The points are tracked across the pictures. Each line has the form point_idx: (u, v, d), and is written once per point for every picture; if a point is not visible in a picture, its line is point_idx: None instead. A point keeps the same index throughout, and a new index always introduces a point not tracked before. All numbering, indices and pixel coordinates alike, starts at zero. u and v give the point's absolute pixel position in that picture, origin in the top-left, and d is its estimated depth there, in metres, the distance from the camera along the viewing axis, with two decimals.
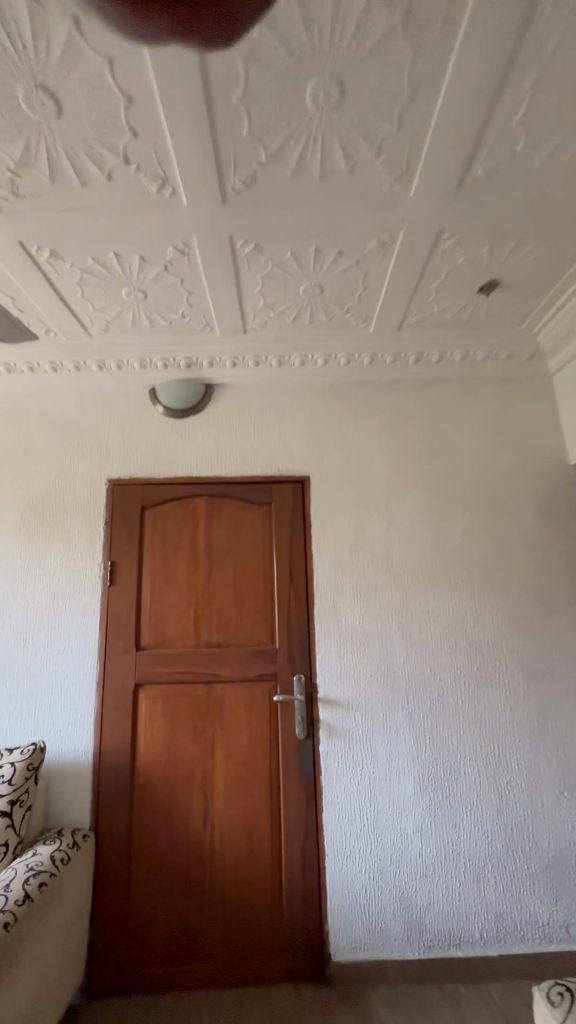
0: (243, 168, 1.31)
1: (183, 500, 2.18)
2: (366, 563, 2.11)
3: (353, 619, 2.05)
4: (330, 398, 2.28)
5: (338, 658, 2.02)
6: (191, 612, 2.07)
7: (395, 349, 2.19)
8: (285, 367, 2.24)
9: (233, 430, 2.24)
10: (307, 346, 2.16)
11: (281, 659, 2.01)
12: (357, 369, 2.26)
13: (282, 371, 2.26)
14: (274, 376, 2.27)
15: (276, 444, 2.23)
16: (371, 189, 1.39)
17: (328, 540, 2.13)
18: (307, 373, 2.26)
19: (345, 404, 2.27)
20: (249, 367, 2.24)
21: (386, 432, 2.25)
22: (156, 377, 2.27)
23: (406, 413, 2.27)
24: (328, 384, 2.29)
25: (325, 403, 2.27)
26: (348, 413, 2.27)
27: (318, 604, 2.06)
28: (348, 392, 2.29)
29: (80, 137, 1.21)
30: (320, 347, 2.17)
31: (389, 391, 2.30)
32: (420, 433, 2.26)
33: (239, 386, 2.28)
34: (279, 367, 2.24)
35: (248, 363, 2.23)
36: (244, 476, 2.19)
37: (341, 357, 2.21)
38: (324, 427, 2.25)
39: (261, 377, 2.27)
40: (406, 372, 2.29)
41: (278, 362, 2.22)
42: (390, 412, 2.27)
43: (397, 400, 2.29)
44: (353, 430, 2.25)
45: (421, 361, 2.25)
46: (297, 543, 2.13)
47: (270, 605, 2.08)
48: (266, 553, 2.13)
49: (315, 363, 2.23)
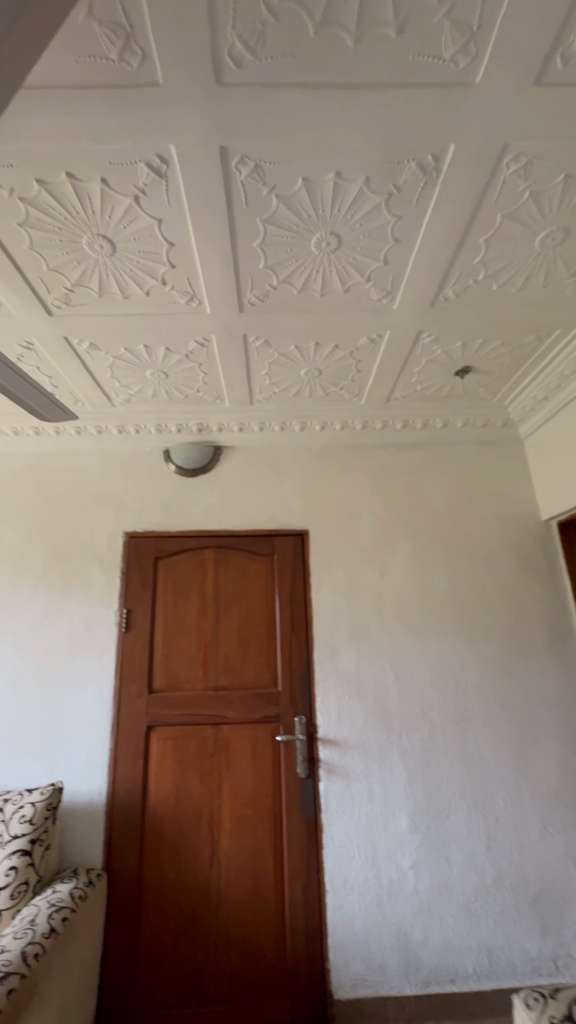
0: (258, 288, 1.60)
1: (193, 552, 2.39)
2: (361, 610, 2.31)
3: (350, 663, 2.23)
4: (327, 459, 2.54)
5: (336, 700, 2.18)
6: (200, 656, 2.23)
7: (383, 418, 2.48)
8: (286, 432, 2.51)
9: (240, 488, 2.48)
10: (306, 415, 2.44)
11: (284, 701, 2.17)
12: (350, 434, 2.54)
13: (284, 436, 2.53)
14: (276, 440, 2.53)
15: (278, 501, 2.47)
16: (363, 302, 1.69)
17: (326, 588, 2.34)
18: (306, 437, 2.53)
19: (340, 465, 2.54)
20: (254, 431, 2.51)
21: (377, 490, 2.51)
22: (170, 440, 2.52)
23: (394, 473, 2.54)
24: (325, 447, 2.56)
25: (322, 464, 2.53)
26: (343, 473, 2.52)
27: (318, 649, 2.25)
28: (342, 454, 2.55)
29: (127, 268, 1.49)
30: (317, 416, 2.45)
31: (379, 453, 2.57)
32: (407, 491, 2.52)
33: (245, 448, 2.54)
34: (281, 432, 2.51)
35: (253, 429, 2.50)
36: (249, 530, 2.41)
37: (336, 424, 2.49)
38: (321, 485, 2.50)
39: (265, 440, 2.54)
40: (394, 436, 2.56)
41: (280, 428, 2.49)
42: (380, 472, 2.54)
43: (386, 461, 2.55)
44: (348, 488, 2.50)
45: (407, 428, 2.53)
46: (297, 592, 2.33)
47: (273, 650, 2.26)
48: (269, 600, 2.33)
49: (312, 429, 2.51)
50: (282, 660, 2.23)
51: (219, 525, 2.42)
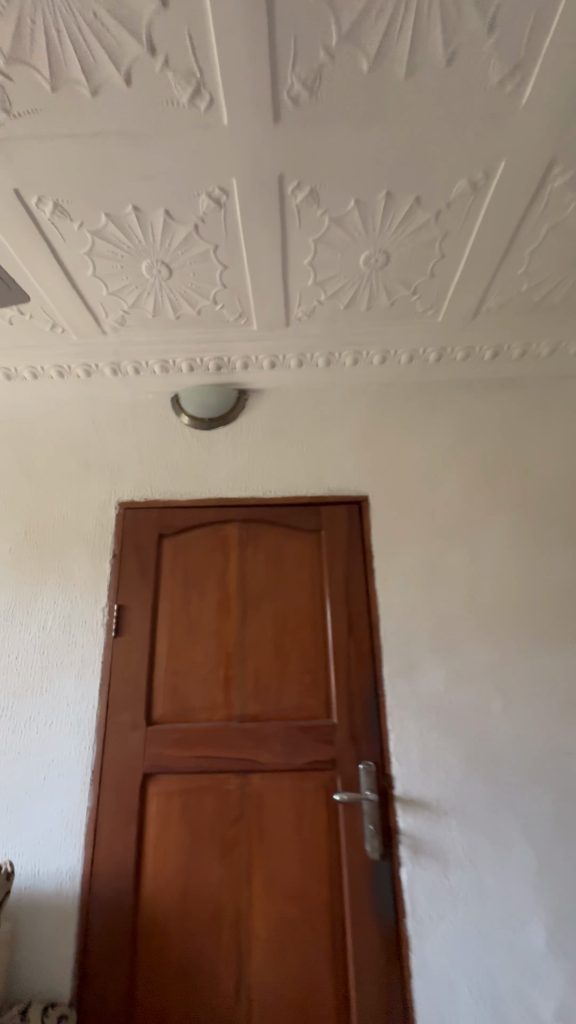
0: (305, 62, 0.99)
1: (209, 529, 1.74)
2: (449, 608, 1.60)
3: (438, 686, 1.51)
4: (390, 404, 1.87)
5: (420, 742, 1.46)
6: (219, 674, 1.56)
7: (467, 344, 1.80)
8: (333, 370, 1.87)
9: (273, 444, 1.84)
10: (360, 341, 1.80)
11: (342, 741, 1.47)
12: (420, 369, 1.86)
13: (331, 374, 1.88)
14: (320, 380, 1.89)
15: (324, 459, 1.81)
16: (471, 95, 1.05)
17: (396, 576, 1.64)
18: (359, 375, 1.88)
19: (408, 411, 1.86)
20: (290, 369, 1.87)
21: (460, 443, 1.81)
22: (180, 383, 1.91)
23: (484, 419, 1.84)
24: (386, 388, 1.89)
25: (383, 411, 1.87)
26: (412, 421, 1.85)
27: (389, 664, 1.54)
28: (410, 397, 1.88)
29: (90, 11, 0.91)
30: (375, 344, 1.80)
31: (462, 393, 1.87)
32: (504, 443, 1.80)
33: (278, 394, 1.91)
34: (327, 368, 1.87)
35: (289, 366, 1.87)
36: (286, 498, 1.76)
37: (402, 355, 1.83)
38: (383, 438, 1.83)
39: (304, 380, 1.90)
40: (481, 370, 1.87)
41: (325, 363, 1.85)
42: (463, 419, 1.84)
43: (473, 404, 1.85)
44: (419, 442, 1.82)
45: (500, 359, 1.84)
46: (355, 581, 1.65)
47: (324, 664, 1.57)
48: (315, 593, 1.65)
49: (369, 363, 1.85)
50: (336, 679, 1.54)
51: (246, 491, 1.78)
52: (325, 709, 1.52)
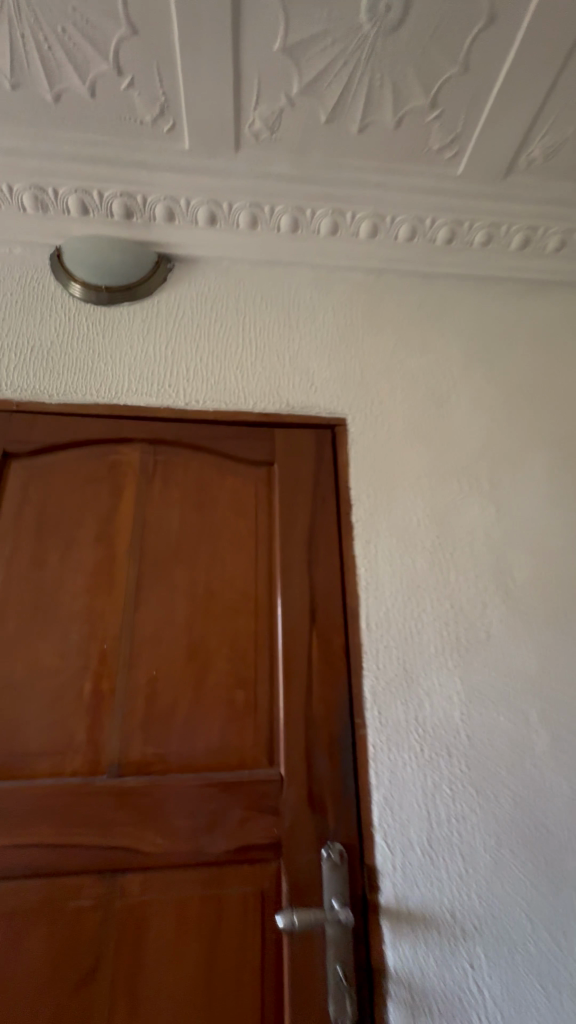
0: None
1: (92, 451, 1.07)
2: (466, 588, 1.03)
3: (451, 713, 0.93)
4: (379, 299, 1.31)
5: (423, 808, 0.87)
6: (84, 693, 0.89)
7: (490, 218, 1.28)
8: (301, 240, 1.28)
9: (206, 337, 1.21)
10: (343, 194, 1.23)
11: (293, 810, 0.85)
12: (423, 252, 1.31)
13: (298, 245, 1.29)
14: (281, 254, 1.29)
15: (283, 363, 1.21)
16: None
17: (387, 536, 1.06)
18: (339, 252, 1.30)
19: (404, 310, 1.31)
20: (238, 231, 1.26)
21: (476, 359, 1.27)
22: (64, 232, 1.22)
23: (507, 329, 1.31)
24: (374, 277, 1.33)
25: (369, 307, 1.30)
26: (409, 323, 1.29)
27: (375, 676, 0.94)
28: (407, 293, 1.33)
29: None
30: (363, 201, 1.24)
31: (477, 293, 1.35)
32: (535, 363, 1.29)
33: (219, 269, 1.28)
34: (293, 236, 1.28)
35: (237, 226, 1.25)
36: (222, 412, 1.13)
37: (400, 226, 1.28)
38: (369, 342, 1.26)
39: (259, 252, 1.28)
40: (505, 265, 1.34)
41: (290, 226, 1.26)
42: (479, 326, 1.31)
43: (492, 311, 1.33)
44: (420, 352, 1.27)
45: (530, 250, 1.33)
46: (324, 543, 1.04)
47: (268, 676, 0.94)
48: (260, 559, 1.03)
49: (352, 234, 1.28)
50: (288, 702, 0.91)
51: (158, 399, 1.13)
52: (267, 753, 0.89)
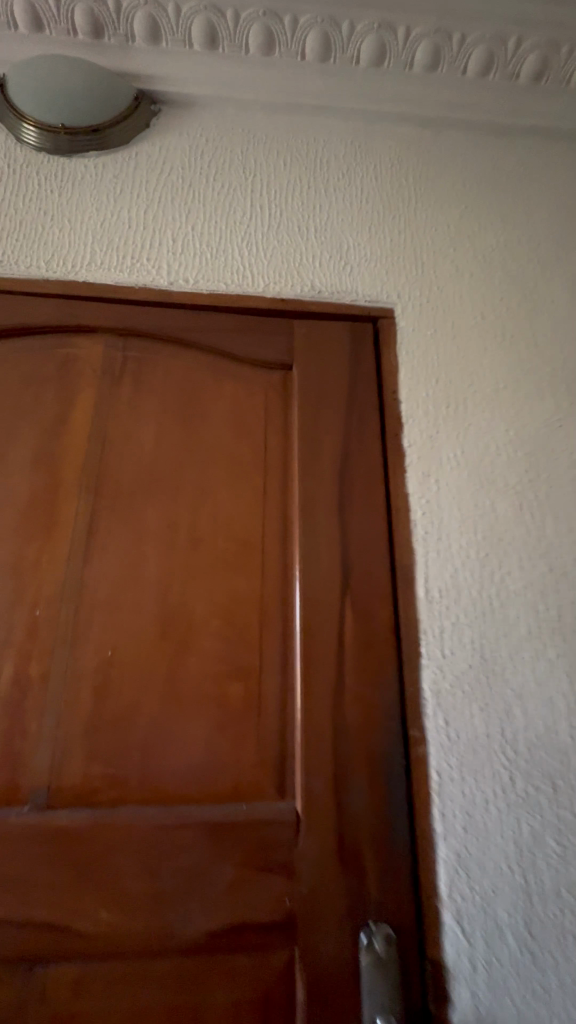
0: None
1: (36, 345, 0.77)
2: (569, 543, 0.71)
3: (556, 728, 0.61)
4: (437, 159, 0.96)
5: (515, 875, 0.56)
6: (3, 681, 0.60)
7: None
8: (334, 74, 0.95)
9: (201, 202, 0.89)
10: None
11: (314, 873, 0.55)
12: (499, 95, 0.97)
13: (328, 83, 0.95)
14: (305, 95, 0.95)
15: (305, 236, 0.88)
16: None
17: (452, 467, 0.73)
18: (383, 92, 0.96)
19: (471, 174, 0.96)
20: (248, 59, 0.93)
21: (571, 239, 0.93)
22: (11, 55, 0.90)
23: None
24: (431, 130, 0.98)
25: (423, 169, 0.96)
26: (479, 191, 0.95)
27: (438, 668, 0.63)
28: (476, 152, 0.98)
29: None
30: (420, 12, 0.91)
31: (572, 156, 0.99)
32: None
33: (221, 116, 0.95)
34: (322, 69, 0.95)
35: (246, 52, 0.93)
36: (219, 297, 0.81)
37: (470, 53, 0.94)
38: (424, 214, 0.92)
39: (274, 92, 0.95)
40: None
41: (318, 52, 0.93)
42: (574, 197, 0.96)
43: None
44: (495, 228, 0.92)
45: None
46: (363, 476, 0.72)
47: (278, 666, 0.63)
48: (269, 497, 0.71)
49: (403, 66, 0.95)
50: (308, 704, 0.61)
51: (130, 276, 0.81)
52: (275, 781, 0.59)
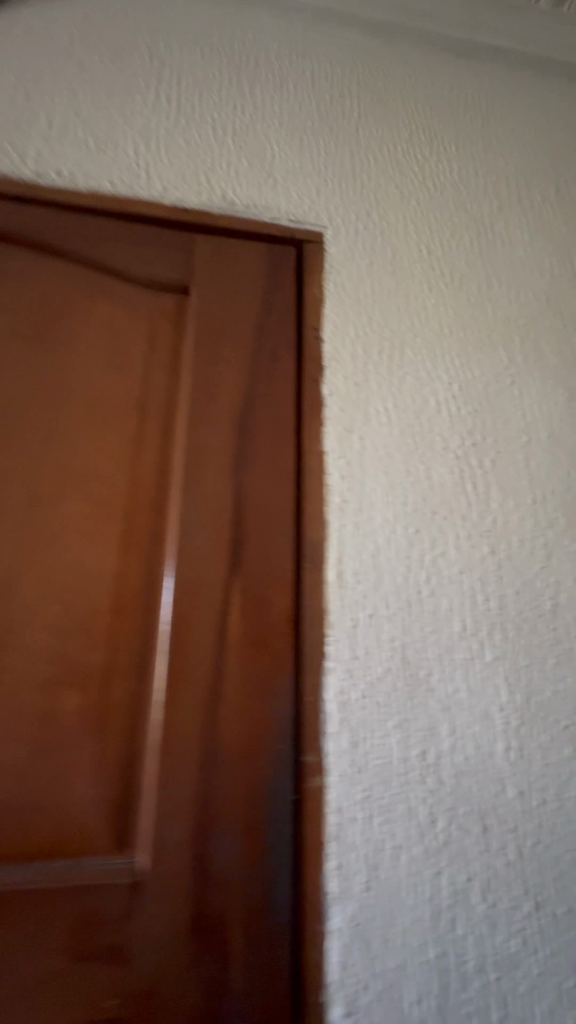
0: None
1: None
2: (518, 523, 0.57)
3: (492, 753, 0.48)
4: (389, 69, 0.79)
5: (430, 953, 0.42)
6: None
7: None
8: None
9: (85, 78, 0.68)
10: None
11: (157, 957, 0.40)
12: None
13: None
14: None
15: (221, 127, 0.69)
16: None
17: (383, 426, 0.59)
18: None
19: (428, 91, 0.80)
20: None
21: (539, 179, 0.79)
22: None
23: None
24: (381, 34, 0.82)
25: (372, 79, 0.78)
26: (436, 114, 0.79)
27: (347, 676, 0.49)
28: (436, 68, 0.82)
29: None
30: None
31: (542, 85, 0.86)
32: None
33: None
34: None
35: None
36: (100, 197, 0.63)
37: None
38: (370, 128, 0.75)
39: None
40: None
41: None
42: (546, 134, 0.82)
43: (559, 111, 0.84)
44: (452, 155, 0.76)
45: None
46: (269, 430, 0.56)
47: (134, 670, 0.46)
48: (143, 449, 0.54)
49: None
50: (170, 723, 0.45)
51: None
52: (113, 829, 0.43)
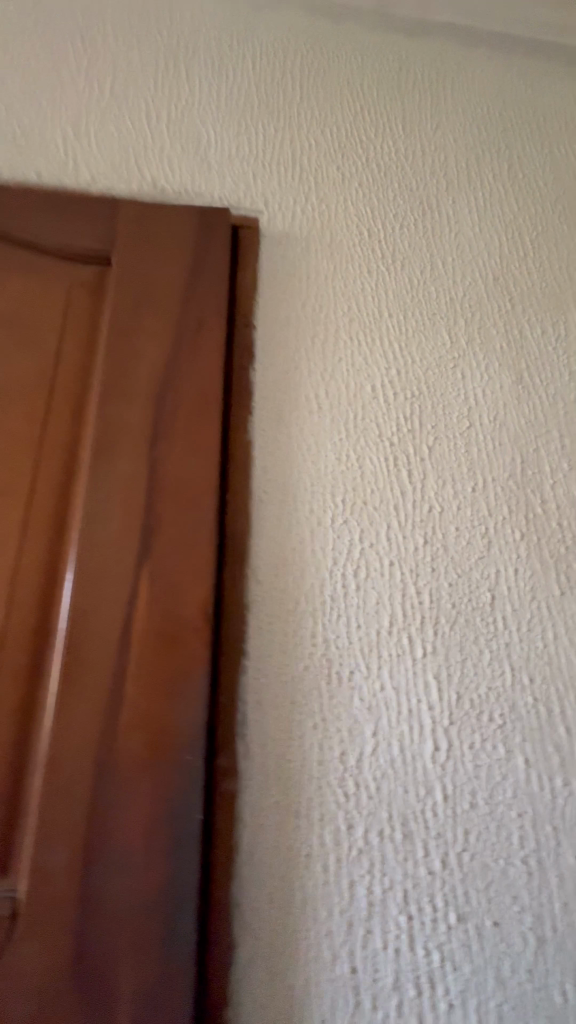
0: None
1: None
2: (455, 513, 0.54)
3: (417, 756, 0.45)
4: (342, 46, 0.76)
5: (344, 967, 0.40)
6: None
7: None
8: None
9: (16, 66, 0.67)
10: None
11: (38, 972, 0.36)
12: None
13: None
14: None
15: (152, 112, 0.67)
16: None
17: (313, 414, 0.56)
18: None
19: (384, 68, 0.76)
20: None
21: (501, 156, 0.74)
22: None
23: (559, 118, 0.79)
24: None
25: (322, 60, 0.75)
26: (391, 92, 0.75)
27: (265, 675, 0.46)
28: (395, 42, 0.78)
29: None
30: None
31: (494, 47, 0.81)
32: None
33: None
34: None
35: None
36: (26, 184, 0.61)
37: None
38: (314, 111, 0.71)
39: None
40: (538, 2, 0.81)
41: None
42: (512, 109, 0.78)
43: (510, 75, 0.80)
44: (406, 135, 0.73)
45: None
46: (190, 406, 0.52)
47: (30, 660, 0.45)
48: (51, 438, 0.51)
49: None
50: (64, 718, 0.42)
51: None
52: (1, 836, 0.40)
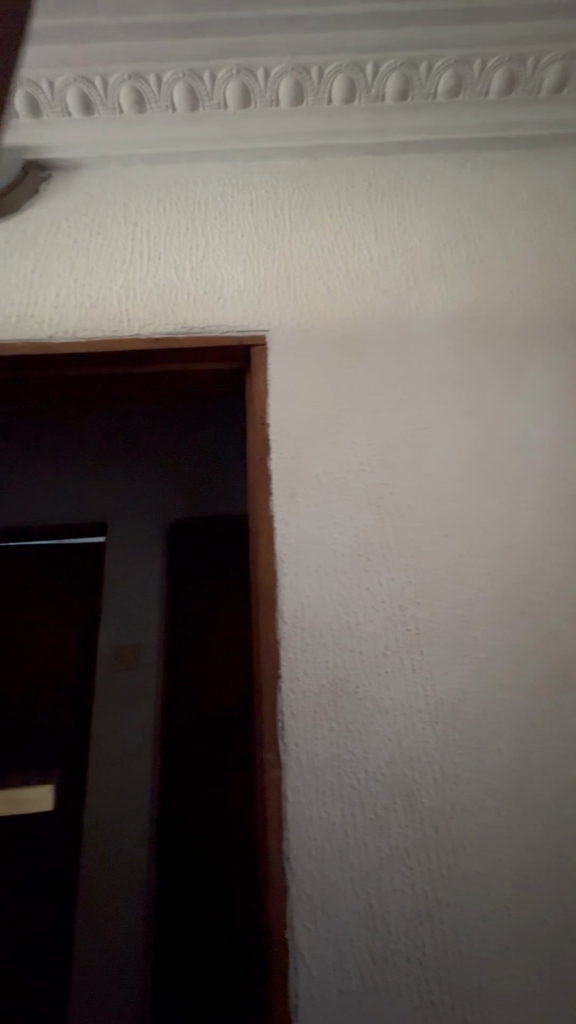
0: None
1: None
2: (407, 512, 0.78)
3: (397, 666, 0.71)
4: (311, 182, 1.04)
5: (358, 783, 0.66)
6: None
7: (453, 54, 1.02)
8: (205, 119, 1.06)
9: (82, 257, 0.99)
10: (195, 52, 1.02)
11: None
12: (370, 112, 1.05)
13: (199, 126, 1.06)
14: (182, 139, 1.05)
15: (171, 270, 0.96)
16: None
17: (300, 458, 0.81)
18: (208, 126, 1.05)
19: (346, 192, 1.03)
20: (112, 126, 1.06)
21: (445, 245, 0.98)
22: None
23: (489, 201, 1.02)
24: (258, 157, 1.06)
25: (299, 197, 1.03)
26: (354, 209, 1.01)
27: (295, 628, 0.72)
28: (351, 170, 1.05)
29: None
30: (275, 54, 1.02)
31: (404, 157, 1.06)
32: (515, 236, 0.99)
33: (107, 170, 1.07)
34: (194, 116, 1.05)
35: (69, 113, 1.05)
36: (99, 337, 0.91)
37: (280, 84, 1.03)
38: (299, 241, 0.98)
39: (126, 137, 1.06)
40: (428, 114, 1.05)
41: (187, 102, 1.04)
42: (451, 202, 1.02)
43: (412, 173, 1.05)
44: (370, 244, 0.98)
45: (518, 93, 1.05)
46: None
47: None
48: None
49: (269, 102, 1.04)
50: None
51: (16, 330, 0.92)
52: None
